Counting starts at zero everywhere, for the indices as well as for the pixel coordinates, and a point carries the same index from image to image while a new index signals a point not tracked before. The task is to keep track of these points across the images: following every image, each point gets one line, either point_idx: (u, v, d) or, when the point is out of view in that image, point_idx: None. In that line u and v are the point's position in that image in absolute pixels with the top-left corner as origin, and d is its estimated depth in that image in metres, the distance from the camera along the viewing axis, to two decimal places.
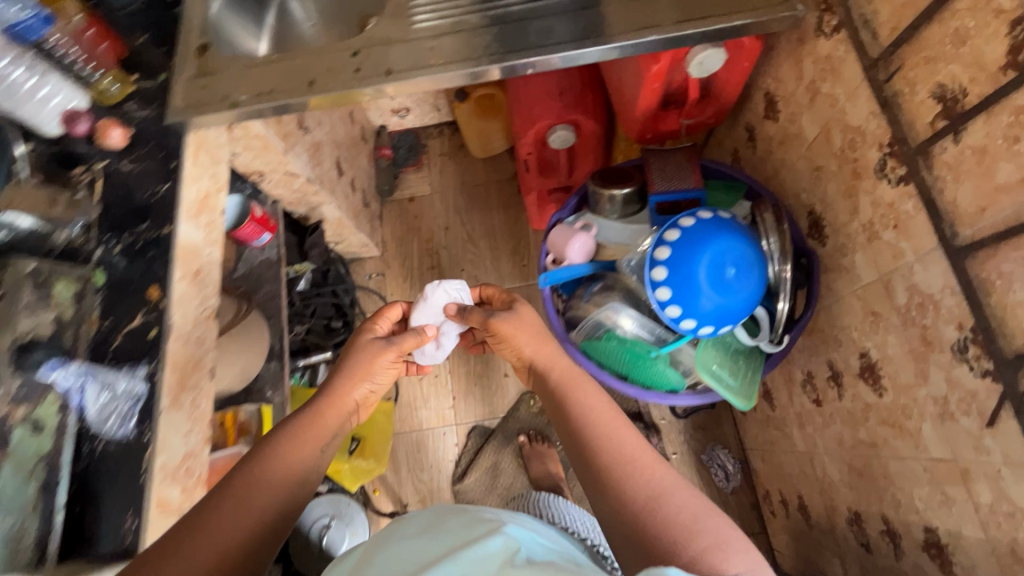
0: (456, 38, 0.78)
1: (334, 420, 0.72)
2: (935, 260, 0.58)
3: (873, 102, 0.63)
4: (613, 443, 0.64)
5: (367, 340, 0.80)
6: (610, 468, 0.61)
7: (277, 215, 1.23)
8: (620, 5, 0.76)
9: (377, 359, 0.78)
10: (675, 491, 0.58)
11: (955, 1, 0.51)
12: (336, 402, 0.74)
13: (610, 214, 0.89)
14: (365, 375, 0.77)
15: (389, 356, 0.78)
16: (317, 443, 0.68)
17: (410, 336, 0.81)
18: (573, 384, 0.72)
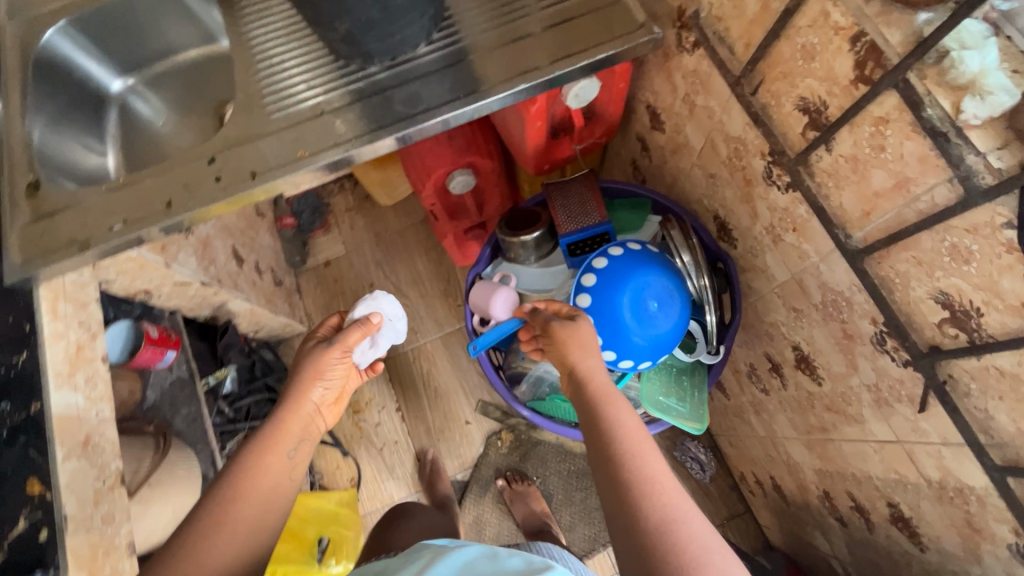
0: (320, 122, 0.72)
1: (294, 432, 0.70)
2: (837, 261, 0.59)
3: (745, 114, 0.64)
4: (635, 448, 0.55)
5: (311, 346, 0.77)
6: (625, 473, 0.53)
7: (179, 327, 1.13)
8: (486, 57, 0.73)
9: (324, 359, 0.75)
10: (693, 520, 0.49)
11: (795, 18, 0.51)
12: (294, 410, 0.71)
13: (529, 260, 0.88)
14: (319, 376, 0.74)
15: (336, 354, 0.75)
16: (275, 471, 0.65)
17: (354, 329, 0.77)
18: (599, 385, 0.62)
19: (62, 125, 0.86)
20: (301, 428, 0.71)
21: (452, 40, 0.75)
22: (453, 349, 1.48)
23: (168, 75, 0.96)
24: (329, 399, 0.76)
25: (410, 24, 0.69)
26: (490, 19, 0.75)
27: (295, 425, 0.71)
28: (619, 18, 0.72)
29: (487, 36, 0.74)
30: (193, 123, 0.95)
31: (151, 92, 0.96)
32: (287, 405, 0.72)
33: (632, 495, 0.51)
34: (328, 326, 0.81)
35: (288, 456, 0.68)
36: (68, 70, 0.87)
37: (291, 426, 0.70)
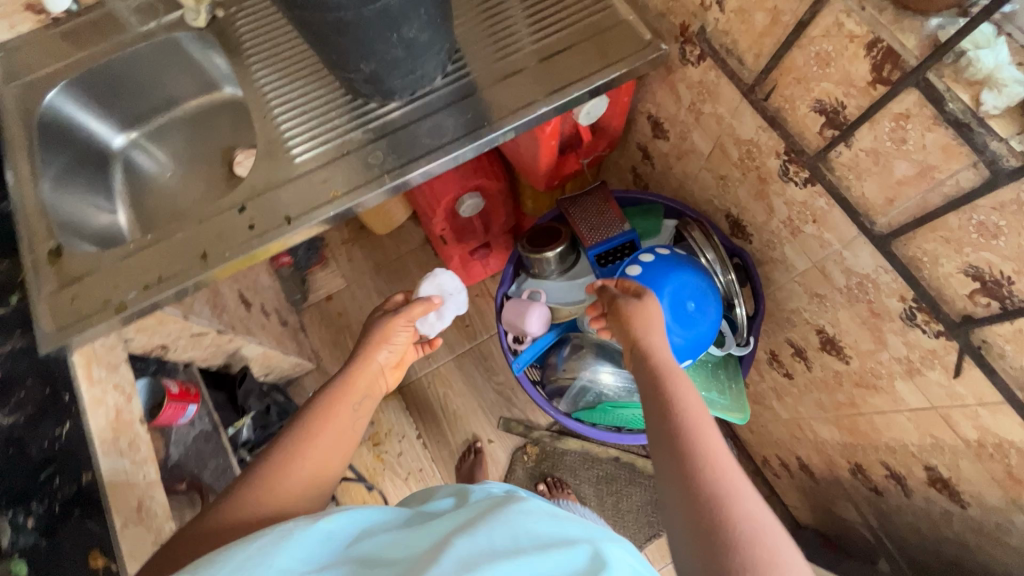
0: (348, 161, 0.74)
1: (362, 385, 0.75)
2: (861, 247, 0.63)
3: (758, 118, 0.68)
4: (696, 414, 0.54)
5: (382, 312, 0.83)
6: (682, 441, 0.52)
7: (195, 378, 1.11)
8: (500, 85, 0.76)
9: (392, 325, 0.81)
10: (753, 505, 0.47)
11: (808, 29, 0.55)
12: (365, 369, 0.77)
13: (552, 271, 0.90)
14: (386, 341, 0.80)
15: (402, 322, 0.82)
16: (345, 414, 0.70)
17: (418, 306, 0.84)
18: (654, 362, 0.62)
19: (70, 186, 0.84)
20: (366, 386, 0.76)
21: (465, 72, 0.77)
22: (466, 369, 1.49)
23: (171, 126, 0.95)
24: (392, 364, 0.81)
25: (429, 61, 0.72)
26: (499, 49, 0.78)
27: (357, 397, 0.73)
28: (623, 38, 0.77)
29: (498, 65, 0.77)
30: (201, 171, 0.94)
31: (154, 145, 0.95)
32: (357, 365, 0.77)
33: (687, 457, 0.50)
34: (394, 301, 0.87)
35: (355, 408, 0.72)
36: (70, 130, 0.86)
37: (360, 384, 0.75)
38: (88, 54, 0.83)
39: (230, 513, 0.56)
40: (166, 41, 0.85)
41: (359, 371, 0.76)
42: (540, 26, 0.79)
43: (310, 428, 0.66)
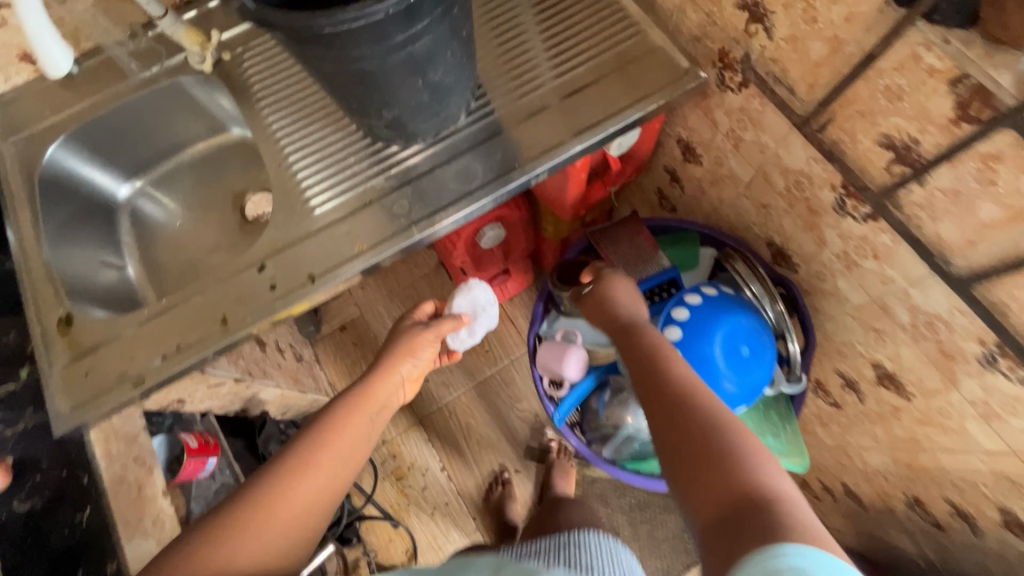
0: (372, 211, 0.69)
1: (379, 396, 0.80)
2: (932, 287, 0.59)
3: (811, 150, 0.63)
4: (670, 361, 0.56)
5: (409, 325, 0.89)
6: (662, 382, 0.55)
7: (215, 428, 1.08)
8: (530, 121, 0.72)
9: (418, 339, 0.87)
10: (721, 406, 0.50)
11: (877, 61, 0.50)
12: (385, 378, 0.82)
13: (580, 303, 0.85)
14: (409, 353, 0.85)
15: (430, 336, 0.88)
16: (356, 426, 0.75)
17: (448, 320, 0.90)
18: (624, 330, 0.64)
19: (78, 243, 0.80)
20: (384, 396, 0.81)
21: (491, 108, 0.73)
22: (487, 397, 1.44)
23: (178, 171, 0.90)
24: (414, 376, 0.86)
25: (453, 101, 0.67)
26: (525, 82, 0.74)
27: (369, 412, 0.78)
28: (657, 66, 0.72)
29: (524, 100, 0.73)
30: (213, 218, 0.89)
31: (162, 192, 0.90)
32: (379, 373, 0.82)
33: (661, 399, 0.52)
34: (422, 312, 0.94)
35: (370, 418, 0.78)
36: (73, 185, 0.82)
37: (375, 396, 0.80)
38: (89, 104, 0.79)
39: (244, 523, 0.62)
40: (170, 86, 0.80)
41: (377, 380, 0.81)
42: (567, 55, 0.74)
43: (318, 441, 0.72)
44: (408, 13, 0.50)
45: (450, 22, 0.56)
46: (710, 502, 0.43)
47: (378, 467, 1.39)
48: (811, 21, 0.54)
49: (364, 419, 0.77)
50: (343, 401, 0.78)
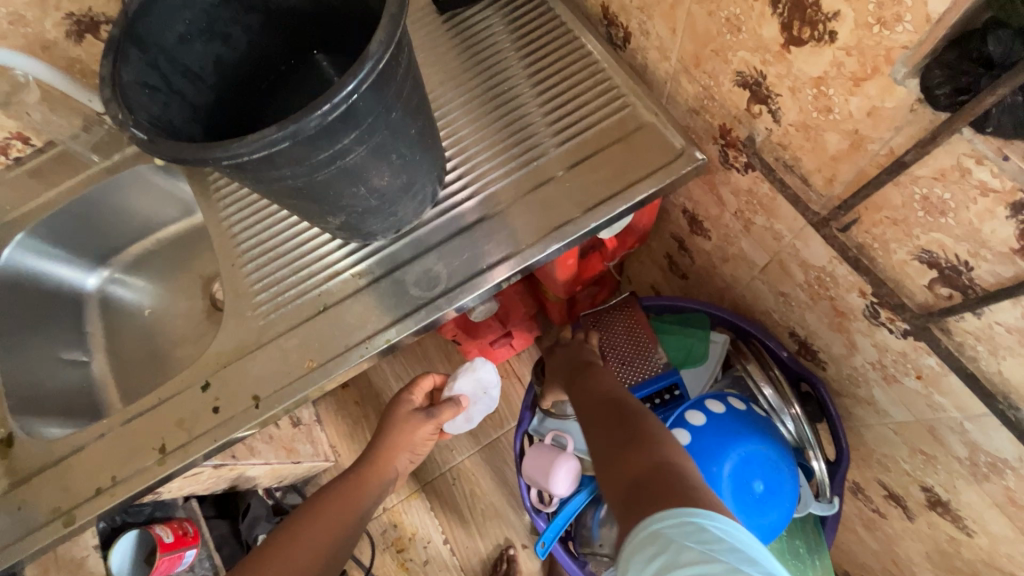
0: (329, 318, 0.62)
1: (372, 489, 0.74)
2: (995, 429, 0.47)
3: (833, 250, 0.52)
4: (606, 384, 0.64)
5: (408, 413, 0.81)
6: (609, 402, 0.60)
7: (196, 513, 1.02)
8: (507, 211, 0.64)
9: (417, 430, 0.80)
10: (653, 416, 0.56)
11: (910, 169, 0.40)
12: (376, 471, 0.76)
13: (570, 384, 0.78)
14: (406, 446, 0.79)
15: (429, 426, 0.80)
16: (341, 522, 0.67)
17: (449, 407, 0.82)
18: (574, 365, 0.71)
19: (37, 342, 0.76)
20: (377, 489, 0.75)
21: (462, 198, 0.65)
22: (493, 463, 1.34)
23: (152, 256, 0.86)
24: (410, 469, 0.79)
25: (411, 201, 0.60)
26: (501, 165, 0.65)
27: (357, 507, 0.71)
28: (650, 148, 0.63)
29: (504, 183, 0.65)
30: (182, 305, 0.84)
31: (135, 277, 0.86)
32: (370, 464, 0.76)
33: (598, 411, 0.59)
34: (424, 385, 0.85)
35: (361, 512, 0.71)
36: (38, 281, 0.79)
37: (367, 486, 0.74)
38: (51, 197, 0.76)
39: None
40: (130, 173, 0.76)
41: (368, 471, 0.75)
42: (550, 130, 0.66)
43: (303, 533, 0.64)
44: (328, 130, 0.43)
45: (390, 127, 0.49)
46: (631, 475, 0.48)
47: (377, 538, 1.29)
48: (825, 111, 0.44)
49: (351, 515, 0.69)
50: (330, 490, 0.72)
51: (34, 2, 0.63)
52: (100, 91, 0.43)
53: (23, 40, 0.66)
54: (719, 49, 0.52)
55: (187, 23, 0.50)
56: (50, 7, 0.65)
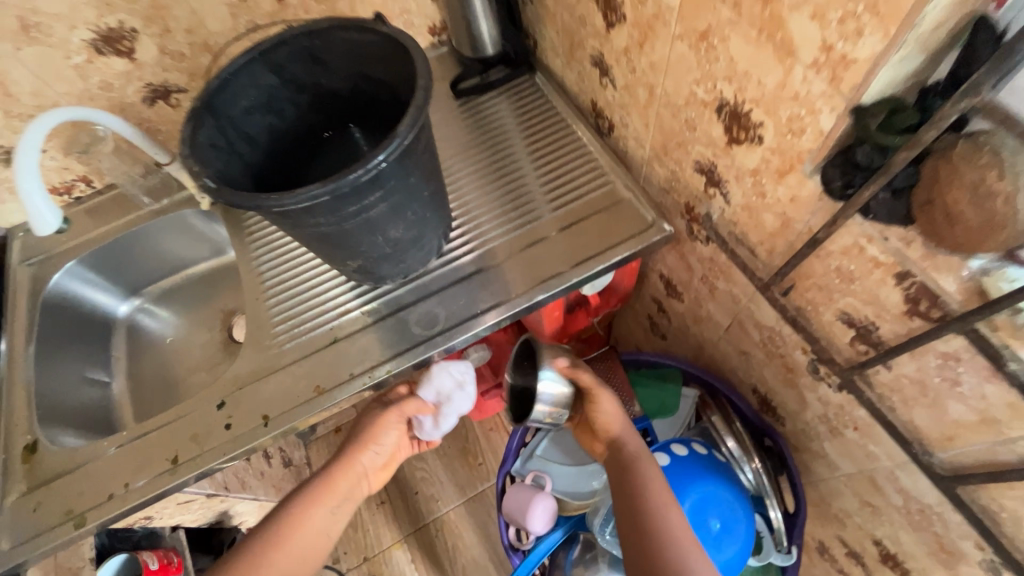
0: (336, 350, 0.70)
1: (340, 490, 0.71)
2: (918, 475, 0.53)
3: (778, 312, 0.61)
4: (660, 509, 0.56)
5: (374, 411, 0.77)
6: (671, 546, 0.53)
7: (181, 544, 1.03)
8: (501, 264, 0.73)
9: (381, 423, 0.76)
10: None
11: (824, 244, 0.49)
12: (341, 470, 0.72)
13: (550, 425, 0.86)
14: (371, 440, 0.76)
15: (392, 419, 0.77)
16: (304, 534, 0.65)
17: (412, 401, 0.77)
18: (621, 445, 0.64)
19: (69, 359, 0.83)
20: (346, 489, 0.71)
21: (459, 254, 0.75)
22: (478, 516, 1.34)
23: (178, 289, 0.96)
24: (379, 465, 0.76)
25: (417, 253, 0.69)
26: (494, 229, 0.76)
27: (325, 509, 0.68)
28: (626, 220, 0.74)
29: (501, 242, 0.75)
30: (203, 335, 0.92)
31: (160, 307, 0.95)
32: (335, 463, 0.72)
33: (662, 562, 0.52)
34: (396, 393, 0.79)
35: (328, 514, 0.68)
36: (76, 303, 0.87)
37: (335, 486, 0.70)
38: (103, 231, 0.86)
39: None
40: (176, 215, 0.87)
41: (334, 473, 0.71)
42: (543, 199, 0.77)
43: (272, 552, 0.62)
44: (358, 190, 0.53)
45: (407, 189, 0.59)
46: None
47: None
48: (761, 195, 0.54)
49: (321, 521, 0.67)
50: (301, 494, 0.68)
51: (123, 73, 0.77)
52: (179, 147, 0.54)
53: (107, 102, 0.79)
54: (682, 142, 0.63)
55: (251, 99, 0.63)
56: (134, 77, 0.78)
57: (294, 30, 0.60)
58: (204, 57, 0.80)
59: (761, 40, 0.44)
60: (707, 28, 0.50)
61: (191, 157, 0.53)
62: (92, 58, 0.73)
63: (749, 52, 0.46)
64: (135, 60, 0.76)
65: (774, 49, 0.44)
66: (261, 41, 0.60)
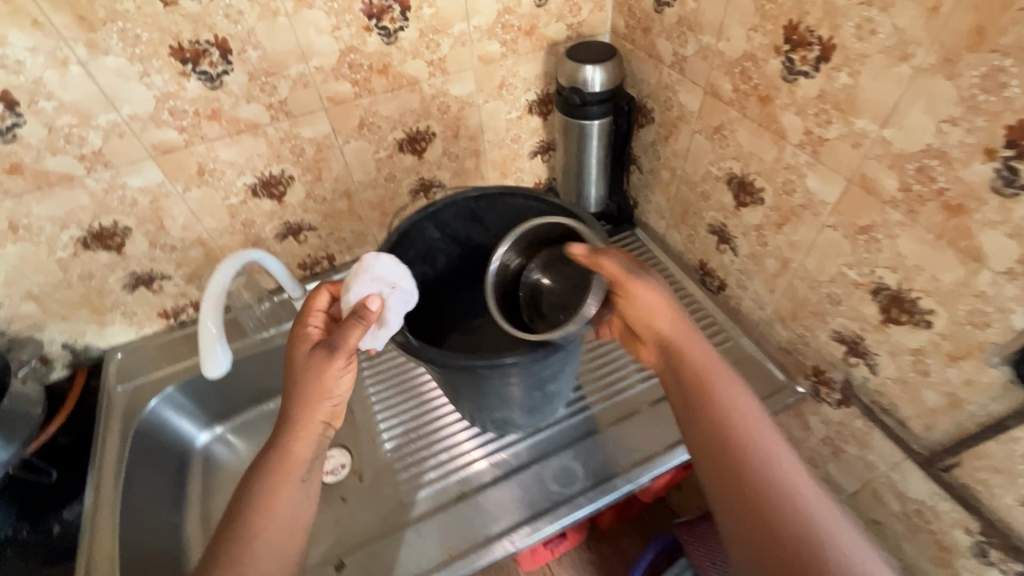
0: (464, 508, 0.66)
1: (300, 453, 0.53)
2: None
3: (936, 486, 0.60)
4: (743, 435, 0.48)
5: (308, 356, 0.53)
6: (749, 474, 0.46)
7: None
8: (623, 425, 0.72)
9: (322, 368, 0.52)
10: (812, 498, 0.45)
11: (1009, 430, 0.50)
12: (297, 434, 0.53)
13: None
14: (320, 390, 0.52)
15: (338, 366, 0.52)
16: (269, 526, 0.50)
17: (354, 323, 0.52)
18: (690, 365, 0.53)
19: (149, 496, 0.77)
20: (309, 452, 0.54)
21: (588, 404, 0.75)
22: None
23: (260, 419, 0.93)
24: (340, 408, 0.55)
25: (557, 406, 0.69)
26: (616, 383, 0.76)
27: (291, 491, 0.52)
28: (751, 382, 0.76)
29: (614, 402, 0.74)
30: None
31: (238, 438, 0.91)
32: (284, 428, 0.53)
33: (741, 492, 0.46)
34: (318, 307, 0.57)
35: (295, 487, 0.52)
36: (162, 433, 0.83)
37: (293, 458, 0.53)
38: None
39: None
40: (283, 348, 0.87)
41: (288, 440, 0.53)
42: None
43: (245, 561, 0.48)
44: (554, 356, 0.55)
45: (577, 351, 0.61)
46: None
47: None
48: (924, 373, 0.57)
49: (288, 508, 0.52)
50: (253, 477, 0.52)
51: (267, 213, 0.81)
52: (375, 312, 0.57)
53: (243, 236, 0.82)
54: (818, 312, 0.67)
55: (416, 251, 0.68)
56: (276, 216, 0.82)
57: (466, 194, 0.66)
58: (340, 202, 0.86)
59: (941, 244, 0.50)
60: (870, 225, 0.56)
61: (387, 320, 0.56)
62: (246, 199, 0.78)
63: (924, 252, 0.52)
64: (282, 202, 0.81)
65: (957, 253, 0.49)
66: (435, 202, 0.66)
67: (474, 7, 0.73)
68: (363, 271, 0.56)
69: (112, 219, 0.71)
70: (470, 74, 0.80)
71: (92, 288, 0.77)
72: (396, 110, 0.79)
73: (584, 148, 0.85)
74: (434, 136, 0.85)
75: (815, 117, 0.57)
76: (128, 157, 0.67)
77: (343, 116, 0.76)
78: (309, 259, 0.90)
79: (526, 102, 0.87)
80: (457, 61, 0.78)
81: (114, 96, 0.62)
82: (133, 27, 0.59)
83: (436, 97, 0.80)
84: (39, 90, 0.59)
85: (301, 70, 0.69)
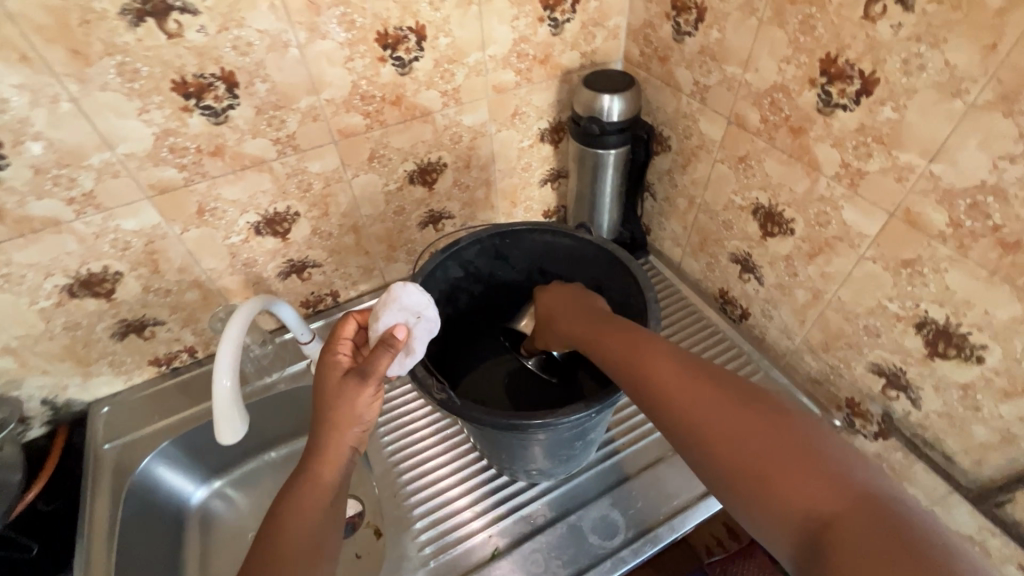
0: (497, 568, 0.61)
1: (326, 478, 0.46)
2: None
3: (987, 522, 0.58)
4: (648, 369, 0.46)
5: (340, 382, 0.48)
6: (659, 409, 0.44)
7: None
8: (657, 468, 0.68)
9: (352, 397, 0.47)
10: (710, 398, 0.42)
11: None
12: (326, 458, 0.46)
13: None
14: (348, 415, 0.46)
15: (370, 395, 0.47)
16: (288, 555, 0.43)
17: (382, 351, 0.48)
18: (601, 336, 0.52)
19: (144, 562, 0.70)
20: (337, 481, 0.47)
21: (617, 446, 0.71)
22: None
23: (260, 470, 0.86)
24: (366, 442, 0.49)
25: (589, 452, 0.65)
26: (644, 421, 0.73)
27: (316, 516, 0.45)
28: None
29: (644, 442, 0.71)
30: None
31: (237, 492, 0.84)
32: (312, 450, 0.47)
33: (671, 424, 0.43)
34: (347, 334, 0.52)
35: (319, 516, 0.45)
36: (154, 490, 0.76)
37: (321, 484, 0.46)
38: (200, 409, 0.79)
39: None
40: (286, 394, 0.81)
41: (312, 459, 0.47)
42: None
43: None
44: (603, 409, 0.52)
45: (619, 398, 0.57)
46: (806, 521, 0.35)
47: None
48: (973, 408, 0.56)
49: (309, 537, 0.44)
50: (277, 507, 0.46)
51: (270, 251, 0.76)
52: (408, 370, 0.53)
53: (243, 276, 0.77)
54: (853, 344, 0.66)
55: (439, 292, 0.64)
56: (279, 254, 0.77)
57: (491, 232, 0.63)
58: (347, 237, 0.81)
59: (995, 280, 0.49)
60: (914, 259, 0.55)
61: (425, 379, 0.52)
62: (248, 238, 0.73)
63: (976, 287, 0.51)
64: (287, 240, 0.76)
65: (1014, 290, 0.48)
66: (458, 240, 0.62)
67: (490, 36, 0.71)
68: (392, 300, 0.53)
69: (102, 263, 0.65)
70: (483, 103, 0.77)
71: (77, 338, 0.70)
72: (408, 141, 0.75)
73: (600, 177, 0.83)
74: (446, 167, 0.81)
75: (854, 150, 0.56)
76: (122, 197, 0.62)
77: (354, 149, 0.72)
78: (312, 297, 0.85)
79: (538, 130, 0.85)
80: (472, 90, 0.75)
81: (108, 133, 0.57)
82: (133, 61, 0.54)
83: (449, 127, 0.77)
84: (25, 130, 0.53)
85: (311, 103, 0.65)
